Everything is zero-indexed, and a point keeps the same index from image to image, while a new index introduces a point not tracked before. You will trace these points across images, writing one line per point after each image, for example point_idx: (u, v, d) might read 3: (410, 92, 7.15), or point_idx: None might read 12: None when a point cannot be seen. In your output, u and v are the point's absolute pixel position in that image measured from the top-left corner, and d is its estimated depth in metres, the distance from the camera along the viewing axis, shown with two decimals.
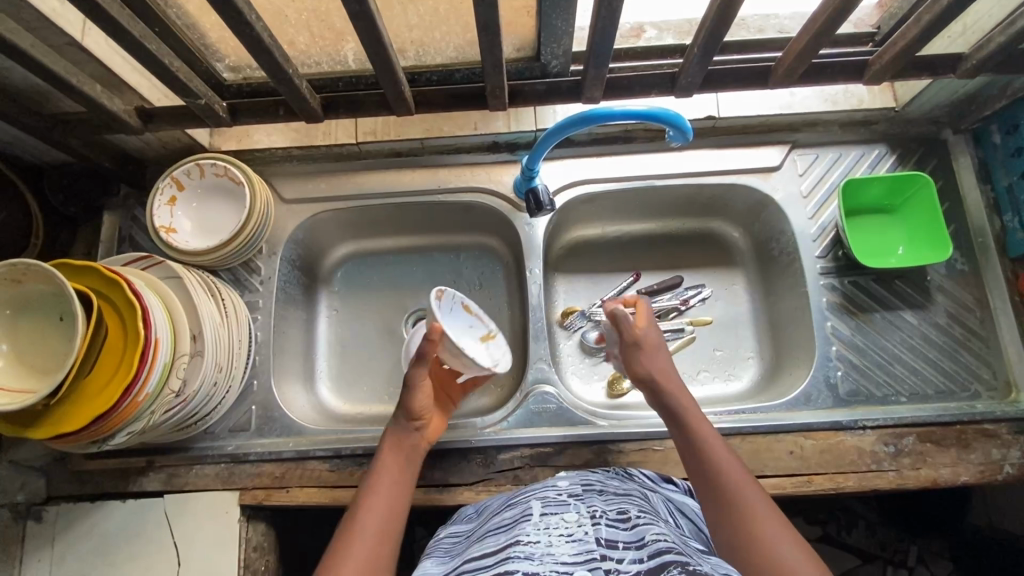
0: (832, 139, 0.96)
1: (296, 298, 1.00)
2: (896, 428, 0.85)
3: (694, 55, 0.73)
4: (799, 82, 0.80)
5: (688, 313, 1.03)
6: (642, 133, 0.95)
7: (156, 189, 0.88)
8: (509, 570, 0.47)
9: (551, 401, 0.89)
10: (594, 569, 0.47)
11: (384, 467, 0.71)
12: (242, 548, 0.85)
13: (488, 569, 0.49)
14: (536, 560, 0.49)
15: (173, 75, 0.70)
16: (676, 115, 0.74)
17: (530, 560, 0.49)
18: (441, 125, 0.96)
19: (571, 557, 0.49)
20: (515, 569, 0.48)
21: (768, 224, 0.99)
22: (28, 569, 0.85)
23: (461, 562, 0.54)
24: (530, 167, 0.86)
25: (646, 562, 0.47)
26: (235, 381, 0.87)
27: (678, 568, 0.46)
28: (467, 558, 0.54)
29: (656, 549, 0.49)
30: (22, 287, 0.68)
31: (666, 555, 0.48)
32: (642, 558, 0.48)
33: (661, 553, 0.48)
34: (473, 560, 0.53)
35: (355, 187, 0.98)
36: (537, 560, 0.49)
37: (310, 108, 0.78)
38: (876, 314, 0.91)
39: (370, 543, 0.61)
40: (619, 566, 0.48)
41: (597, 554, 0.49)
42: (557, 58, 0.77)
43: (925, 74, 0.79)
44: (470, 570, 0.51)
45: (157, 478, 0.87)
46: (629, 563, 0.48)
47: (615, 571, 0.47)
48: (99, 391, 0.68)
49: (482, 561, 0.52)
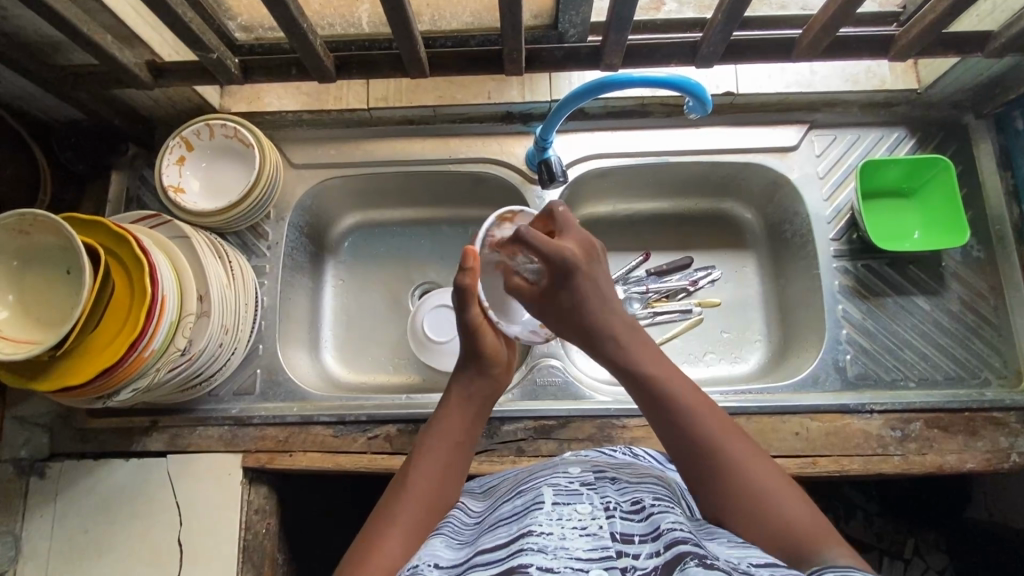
0: (851, 120, 0.94)
1: (303, 265, 1.00)
2: (904, 413, 0.84)
3: (717, 23, 0.71)
4: (822, 58, 0.79)
5: (696, 294, 1.02)
6: (658, 107, 0.94)
7: (164, 148, 0.88)
8: (522, 565, 0.47)
9: (556, 374, 0.89)
10: (610, 569, 0.48)
11: (446, 416, 0.69)
12: (244, 510, 0.85)
13: (500, 565, 0.49)
14: (549, 554, 0.49)
15: (186, 26, 0.69)
16: (698, 85, 0.73)
17: (543, 554, 0.49)
18: (453, 92, 0.94)
19: (585, 553, 0.49)
20: (528, 563, 0.47)
21: (783, 205, 0.98)
22: (31, 524, 0.85)
23: (472, 552, 0.53)
24: (543, 138, 0.85)
25: (663, 555, 0.48)
26: (241, 344, 0.87)
27: (695, 560, 0.46)
28: (477, 550, 0.53)
29: (672, 539, 0.49)
30: (34, 238, 0.68)
31: (681, 547, 0.48)
32: (658, 551, 0.48)
33: (676, 544, 0.48)
34: (484, 551, 0.52)
35: (365, 155, 0.96)
36: (551, 555, 0.49)
37: (324, 67, 0.77)
38: (887, 298, 0.90)
39: (425, 495, 0.62)
40: (635, 563, 0.48)
41: (613, 551, 0.49)
42: (575, 26, 0.76)
43: (953, 52, 0.77)
44: (482, 564, 0.50)
45: (160, 438, 0.87)
46: (645, 558, 0.48)
47: (631, 569, 0.48)
48: (107, 344, 0.67)
49: (493, 554, 0.51)
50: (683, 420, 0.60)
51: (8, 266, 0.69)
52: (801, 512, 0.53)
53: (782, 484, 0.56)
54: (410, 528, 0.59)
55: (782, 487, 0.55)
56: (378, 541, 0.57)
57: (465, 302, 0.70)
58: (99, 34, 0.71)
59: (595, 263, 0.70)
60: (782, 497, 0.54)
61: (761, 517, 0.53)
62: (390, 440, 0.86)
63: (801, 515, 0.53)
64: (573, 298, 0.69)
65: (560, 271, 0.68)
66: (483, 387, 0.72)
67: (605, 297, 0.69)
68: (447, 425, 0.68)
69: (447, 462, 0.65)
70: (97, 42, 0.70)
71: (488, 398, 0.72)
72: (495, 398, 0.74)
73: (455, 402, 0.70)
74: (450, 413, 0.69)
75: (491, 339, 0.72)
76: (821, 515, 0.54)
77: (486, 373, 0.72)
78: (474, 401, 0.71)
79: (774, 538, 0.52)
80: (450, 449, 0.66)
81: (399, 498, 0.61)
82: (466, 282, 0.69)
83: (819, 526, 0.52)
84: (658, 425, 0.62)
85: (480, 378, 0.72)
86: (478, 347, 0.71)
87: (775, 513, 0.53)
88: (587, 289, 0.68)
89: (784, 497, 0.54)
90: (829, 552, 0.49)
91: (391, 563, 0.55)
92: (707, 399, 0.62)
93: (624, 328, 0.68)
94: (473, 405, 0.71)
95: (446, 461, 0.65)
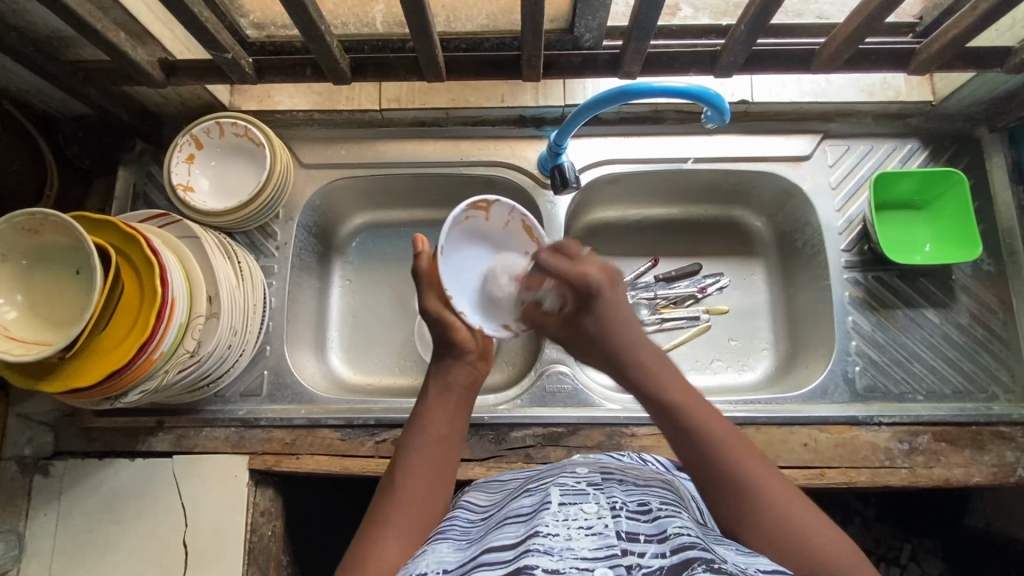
0: (865, 131, 0.94)
1: (310, 266, 0.99)
2: (911, 426, 0.85)
3: (739, 34, 0.71)
4: (843, 69, 0.79)
5: (704, 301, 1.02)
6: (672, 114, 0.94)
7: (174, 145, 0.87)
8: (528, 567, 0.46)
9: (565, 381, 0.89)
10: (615, 566, 0.47)
11: (431, 409, 0.68)
12: (250, 512, 0.84)
13: (507, 565, 0.48)
14: (555, 556, 0.48)
15: (201, 26, 0.68)
16: (716, 95, 0.72)
17: (550, 555, 0.48)
18: (466, 95, 0.93)
19: (591, 552, 0.48)
20: (534, 564, 0.47)
21: (793, 215, 0.98)
22: (35, 523, 0.84)
23: (479, 550, 0.52)
24: (558, 144, 0.84)
25: (669, 558, 0.47)
26: (250, 345, 0.86)
27: (703, 566, 0.45)
28: (485, 547, 0.52)
29: (679, 543, 0.49)
30: (44, 237, 0.67)
31: (689, 551, 0.47)
32: (664, 553, 0.48)
33: (684, 549, 0.48)
34: (491, 550, 0.51)
35: (376, 156, 0.96)
36: (557, 556, 0.48)
37: (338, 68, 0.76)
38: (898, 311, 0.90)
39: (417, 494, 0.62)
40: (641, 560, 0.48)
41: (619, 550, 0.49)
42: (591, 31, 0.74)
43: (971, 66, 0.77)
44: (488, 564, 0.49)
45: (166, 438, 0.87)
46: (651, 557, 0.48)
47: (637, 566, 0.47)
48: (115, 347, 0.66)
49: (501, 554, 0.50)
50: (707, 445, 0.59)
51: (16, 266, 0.68)
52: (820, 531, 0.53)
53: (794, 498, 0.55)
54: (404, 530, 0.59)
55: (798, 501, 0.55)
56: (373, 541, 0.58)
57: (421, 289, 0.72)
58: (112, 31, 0.70)
59: (619, 288, 0.70)
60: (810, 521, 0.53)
61: (784, 537, 0.53)
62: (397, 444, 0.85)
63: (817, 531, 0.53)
64: (595, 328, 0.69)
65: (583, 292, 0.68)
66: (462, 375, 0.71)
67: (628, 324, 0.69)
68: (430, 421, 0.67)
69: (434, 455, 0.65)
70: (111, 41, 0.69)
71: (468, 386, 0.71)
72: (476, 386, 0.73)
73: (436, 393, 0.70)
74: (434, 407, 0.69)
75: (462, 328, 0.71)
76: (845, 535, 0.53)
77: (462, 359, 0.71)
78: (455, 391, 0.70)
79: (794, 559, 0.52)
80: (435, 444, 0.66)
81: (389, 501, 0.61)
82: (420, 267, 0.72)
83: (834, 540, 0.52)
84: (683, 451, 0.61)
85: (459, 365, 0.71)
86: (449, 333, 0.71)
87: (798, 532, 0.53)
88: (610, 322, 0.68)
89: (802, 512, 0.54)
90: None
91: (385, 561, 0.56)
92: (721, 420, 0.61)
93: (642, 355, 0.67)
94: (454, 395, 0.70)
95: (432, 454, 0.65)
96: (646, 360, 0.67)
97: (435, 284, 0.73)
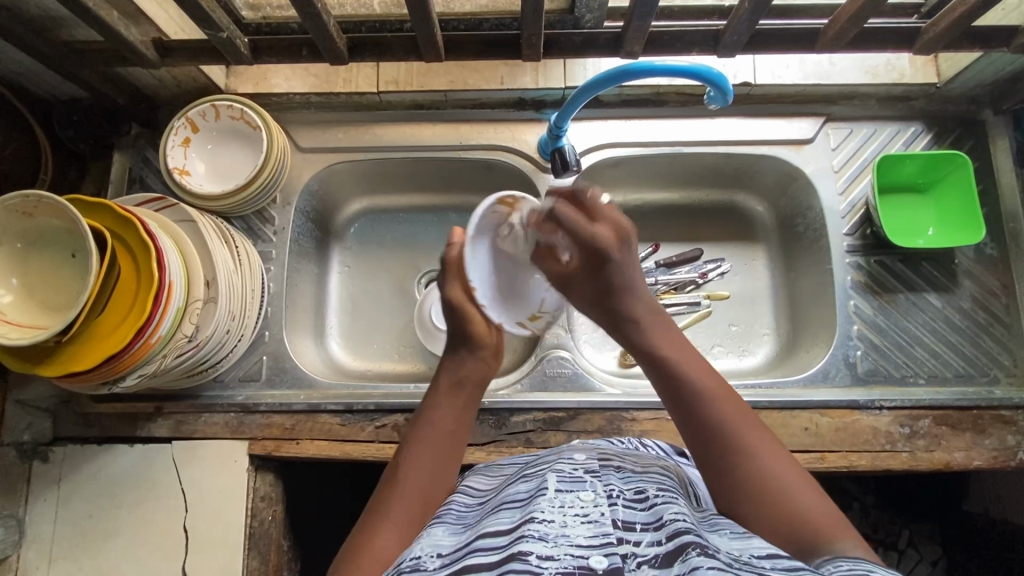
0: (868, 113, 0.93)
1: (308, 251, 0.98)
2: (912, 410, 0.84)
3: (743, 13, 0.69)
4: (847, 48, 0.77)
5: (705, 286, 1.01)
6: (674, 96, 0.92)
7: (169, 128, 0.85)
8: (523, 554, 0.46)
9: (565, 365, 0.89)
10: (610, 555, 0.47)
11: (438, 401, 0.68)
12: (250, 497, 0.84)
13: (501, 552, 0.47)
14: (550, 543, 0.47)
15: (195, 4, 0.67)
16: (719, 74, 0.71)
17: (544, 542, 0.47)
18: (464, 77, 0.92)
19: (586, 540, 0.48)
20: (528, 551, 0.46)
21: (796, 198, 0.97)
22: (34, 508, 0.84)
23: (473, 536, 0.52)
24: (558, 125, 0.83)
25: (664, 545, 0.47)
26: (248, 330, 0.86)
27: (697, 550, 0.45)
28: (480, 532, 0.52)
29: (674, 529, 0.49)
30: (37, 219, 0.66)
31: (684, 538, 0.47)
32: (660, 540, 0.48)
33: (679, 535, 0.48)
34: (485, 535, 0.50)
35: (373, 139, 0.95)
36: (552, 543, 0.47)
37: (336, 48, 0.75)
38: (900, 295, 0.90)
39: (420, 490, 0.61)
40: (637, 549, 0.47)
41: (614, 538, 0.49)
42: (591, 11, 0.74)
43: (978, 46, 0.76)
44: (483, 549, 0.49)
45: (165, 424, 0.86)
46: (647, 546, 0.48)
47: (633, 555, 0.47)
48: (110, 332, 0.66)
49: (495, 539, 0.50)
50: (708, 414, 0.59)
51: (9, 248, 0.67)
52: (814, 505, 0.52)
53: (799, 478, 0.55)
54: (405, 525, 0.58)
55: (791, 474, 0.55)
56: (374, 531, 0.57)
57: (445, 277, 0.71)
58: (104, 9, 0.69)
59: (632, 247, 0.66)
60: (805, 498, 0.53)
61: (773, 510, 0.53)
62: (397, 429, 0.85)
63: (809, 504, 0.52)
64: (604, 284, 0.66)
65: (596, 254, 0.64)
66: (472, 370, 0.70)
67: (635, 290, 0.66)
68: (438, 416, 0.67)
69: (439, 449, 0.65)
70: (104, 19, 0.68)
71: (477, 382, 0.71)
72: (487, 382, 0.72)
73: (445, 388, 0.69)
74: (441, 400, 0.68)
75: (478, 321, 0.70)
76: (838, 510, 0.53)
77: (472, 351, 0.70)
78: (466, 386, 0.69)
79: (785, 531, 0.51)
80: (441, 440, 0.65)
81: (391, 493, 0.61)
82: (451, 255, 0.71)
83: (828, 516, 0.52)
84: (681, 414, 0.60)
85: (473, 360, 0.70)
86: (466, 326, 0.70)
87: (793, 507, 0.52)
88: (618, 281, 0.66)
89: (796, 488, 0.54)
90: (835, 541, 0.49)
91: (384, 554, 0.55)
92: (721, 385, 0.61)
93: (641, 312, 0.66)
94: (464, 394, 0.69)
95: (439, 449, 0.65)
96: (650, 318, 0.66)
97: (459, 272, 0.71)
